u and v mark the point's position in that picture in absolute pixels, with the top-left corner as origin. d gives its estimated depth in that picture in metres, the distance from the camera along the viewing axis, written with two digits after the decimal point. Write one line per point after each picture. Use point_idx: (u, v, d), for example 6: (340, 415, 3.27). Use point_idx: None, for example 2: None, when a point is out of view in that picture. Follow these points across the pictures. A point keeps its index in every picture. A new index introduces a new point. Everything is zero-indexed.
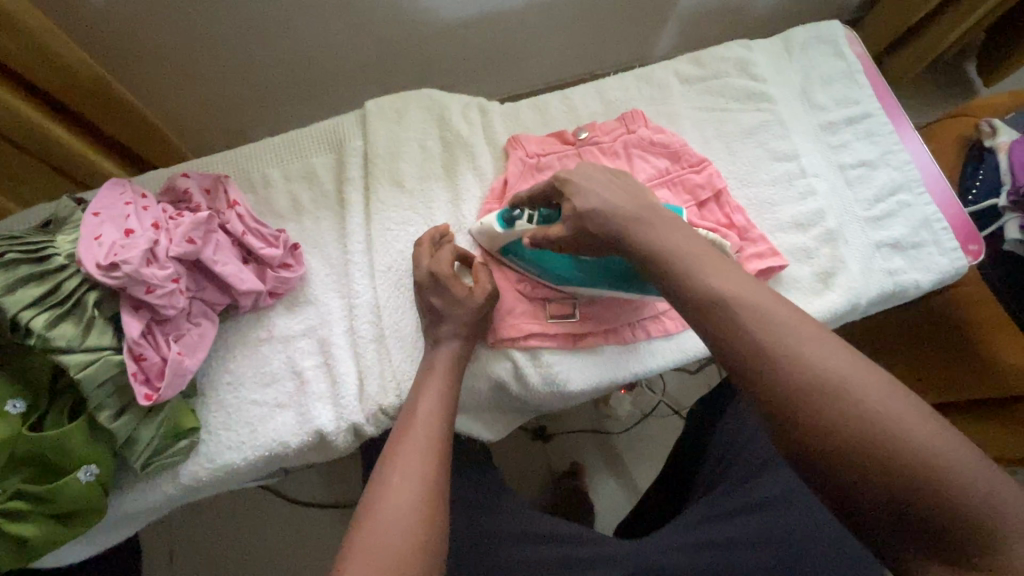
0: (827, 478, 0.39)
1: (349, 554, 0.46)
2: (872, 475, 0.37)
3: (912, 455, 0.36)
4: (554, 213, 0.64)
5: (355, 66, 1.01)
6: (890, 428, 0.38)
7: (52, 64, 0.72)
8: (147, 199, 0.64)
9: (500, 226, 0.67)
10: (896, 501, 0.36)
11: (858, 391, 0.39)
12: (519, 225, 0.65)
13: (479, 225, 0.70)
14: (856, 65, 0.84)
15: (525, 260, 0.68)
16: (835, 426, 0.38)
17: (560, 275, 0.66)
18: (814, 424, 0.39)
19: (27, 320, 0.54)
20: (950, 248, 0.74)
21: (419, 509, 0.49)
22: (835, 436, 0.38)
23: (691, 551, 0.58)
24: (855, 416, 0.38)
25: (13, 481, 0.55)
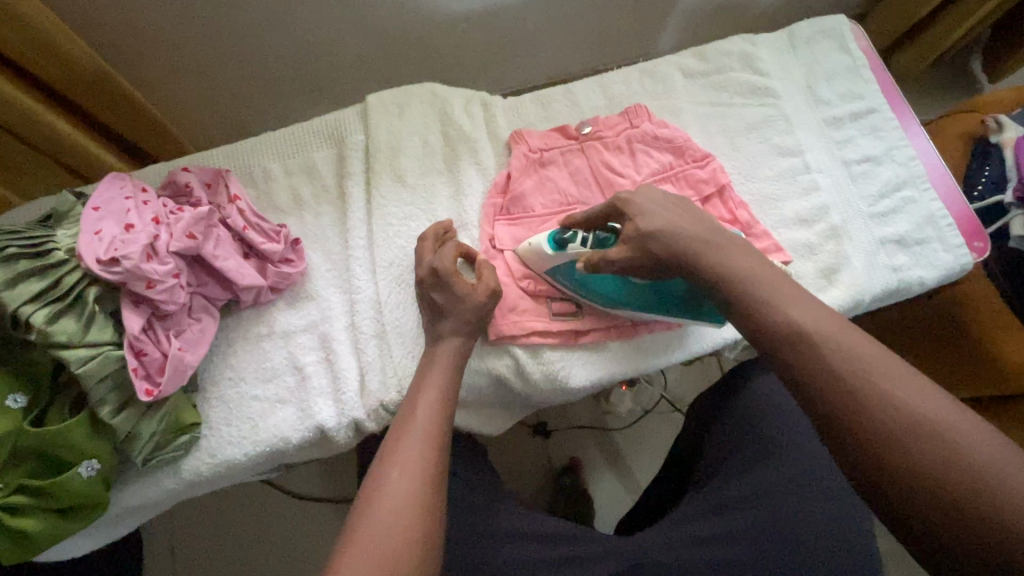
0: (862, 468, 0.41)
1: (350, 545, 0.46)
2: (911, 473, 0.38)
3: (952, 456, 0.38)
4: (609, 237, 0.63)
5: (357, 61, 1.00)
6: (932, 430, 0.39)
7: (50, 56, 0.71)
8: (147, 193, 0.64)
9: (552, 247, 0.65)
10: (935, 500, 0.37)
11: (894, 393, 0.41)
12: (573, 248, 0.64)
13: (526, 244, 0.68)
14: (862, 59, 0.83)
15: (575, 283, 0.66)
16: (875, 425, 0.40)
17: (613, 297, 0.66)
18: (854, 422, 0.41)
19: (27, 314, 0.54)
20: (955, 245, 0.74)
21: (419, 503, 0.49)
22: (874, 433, 0.40)
23: (683, 549, 0.58)
24: (893, 416, 0.40)
25: (15, 476, 0.55)
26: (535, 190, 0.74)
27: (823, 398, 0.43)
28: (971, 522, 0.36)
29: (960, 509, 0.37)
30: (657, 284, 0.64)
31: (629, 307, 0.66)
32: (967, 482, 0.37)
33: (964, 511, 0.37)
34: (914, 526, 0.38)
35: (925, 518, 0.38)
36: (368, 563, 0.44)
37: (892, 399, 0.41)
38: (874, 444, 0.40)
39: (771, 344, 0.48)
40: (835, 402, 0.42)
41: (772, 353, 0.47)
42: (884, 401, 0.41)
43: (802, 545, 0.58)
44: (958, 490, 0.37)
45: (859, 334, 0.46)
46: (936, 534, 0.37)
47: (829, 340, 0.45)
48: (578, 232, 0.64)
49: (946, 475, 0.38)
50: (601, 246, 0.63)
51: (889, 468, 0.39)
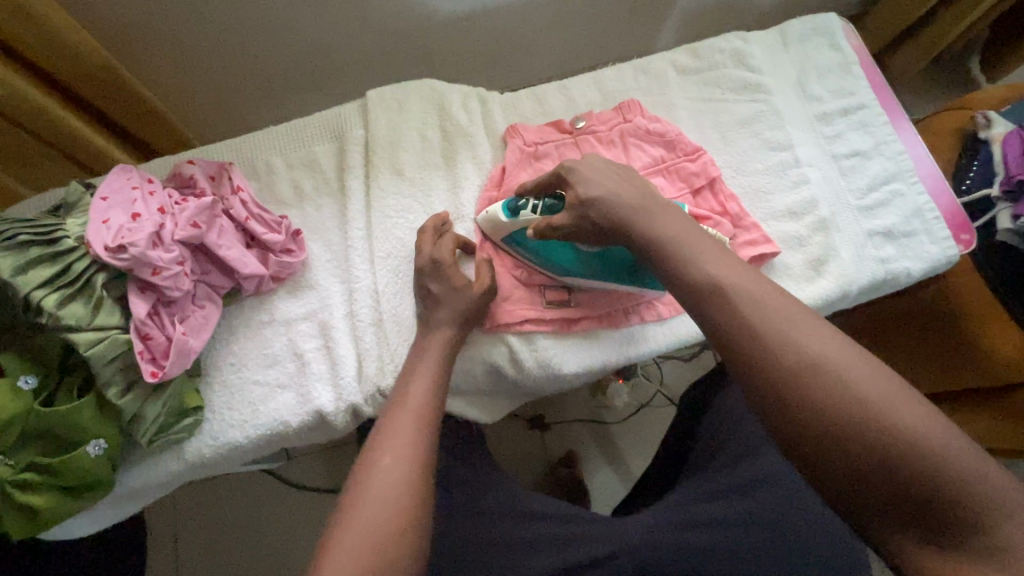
0: (815, 463, 0.40)
1: (340, 525, 0.49)
2: (815, 413, 0.40)
3: (849, 395, 0.40)
4: (557, 203, 0.65)
5: (359, 59, 1.02)
6: (830, 371, 0.41)
7: (61, 51, 0.74)
8: (153, 184, 0.66)
9: (505, 215, 0.68)
10: (835, 437, 0.39)
11: (798, 337, 0.43)
12: (524, 215, 0.66)
13: (484, 214, 0.71)
14: (852, 56, 0.84)
15: (527, 248, 0.70)
16: (781, 369, 0.42)
17: (561, 265, 0.68)
18: (763, 369, 0.42)
19: (38, 299, 0.56)
20: (940, 237, 0.75)
21: (410, 483, 0.51)
22: (782, 378, 0.41)
23: (676, 529, 0.60)
24: (797, 359, 0.42)
25: (26, 454, 0.57)
26: (529, 182, 0.75)
27: (739, 348, 0.44)
28: (865, 455, 0.38)
29: (854, 443, 0.39)
30: (601, 252, 0.68)
31: (577, 275, 0.69)
32: (862, 418, 0.39)
33: (857, 445, 0.38)
34: (816, 463, 0.40)
35: (825, 455, 0.39)
36: (356, 541, 0.47)
37: (796, 344, 0.42)
38: (782, 388, 0.41)
39: (694, 304, 0.48)
40: (747, 350, 0.43)
41: (699, 317, 0.48)
42: (790, 345, 0.42)
43: (787, 531, 0.60)
44: (854, 426, 0.39)
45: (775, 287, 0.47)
46: (836, 469, 0.39)
47: (746, 291, 0.46)
48: (530, 200, 0.67)
49: (868, 445, 0.38)
50: (549, 213, 0.65)
51: (796, 410, 0.41)
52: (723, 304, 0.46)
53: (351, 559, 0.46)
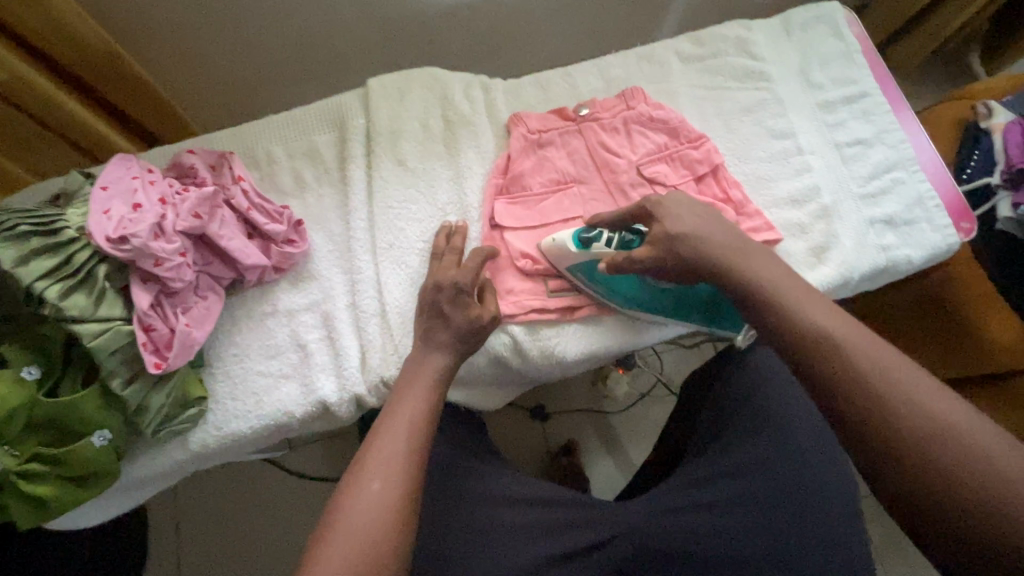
0: (883, 480, 0.41)
1: (339, 500, 0.49)
2: (928, 478, 0.39)
3: (969, 462, 0.38)
4: (633, 238, 0.66)
5: (359, 48, 1.01)
6: (948, 434, 0.39)
7: (63, 35, 0.73)
8: (153, 174, 0.65)
9: (576, 246, 0.67)
10: (949, 506, 0.38)
11: (911, 395, 0.41)
12: (597, 247, 0.66)
13: (549, 240, 0.69)
14: (855, 45, 0.84)
15: (599, 283, 0.69)
16: (886, 428, 0.41)
17: (632, 299, 0.69)
18: (845, 395, 0.43)
19: (40, 290, 0.56)
20: (942, 225, 0.76)
21: (409, 463, 0.52)
22: (891, 438, 0.41)
23: (673, 513, 0.62)
24: (911, 419, 0.41)
25: (31, 445, 0.57)
26: (534, 171, 0.75)
27: (840, 400, 0.44)
28: (986, 529, 0.37)
29: (975, 515, 0.37)
30: (678, 290, 0.70)
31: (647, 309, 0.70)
32: (984, 491, 0.37)
33: (977, 519, 0.37)
34: (929, 529, 0.39)
35: (930, 510, 0.39)
36: (358, 522, 0.47)
37: (907, 401, 0.41)
38: (891, 448, 0.41)
39: (792, 348, 0.48)
40: (851, 405, 0.43)
41: None
42: (902, 406, 0.41)
43: (790, 514, 0.60)
44: (973, 499, 0.37)
45: (875, 334, 0.46)
46: (951, 538, 0.38)
47: (849, 337, 0.46)
48: (604, 231, 0.67)
49: (943, 472, 0.39)
50: (626, 247, 0.66)
51: (905, 474, 0.40)
52: (819, 342, 0.46)
53: (350, 541, 0.46)
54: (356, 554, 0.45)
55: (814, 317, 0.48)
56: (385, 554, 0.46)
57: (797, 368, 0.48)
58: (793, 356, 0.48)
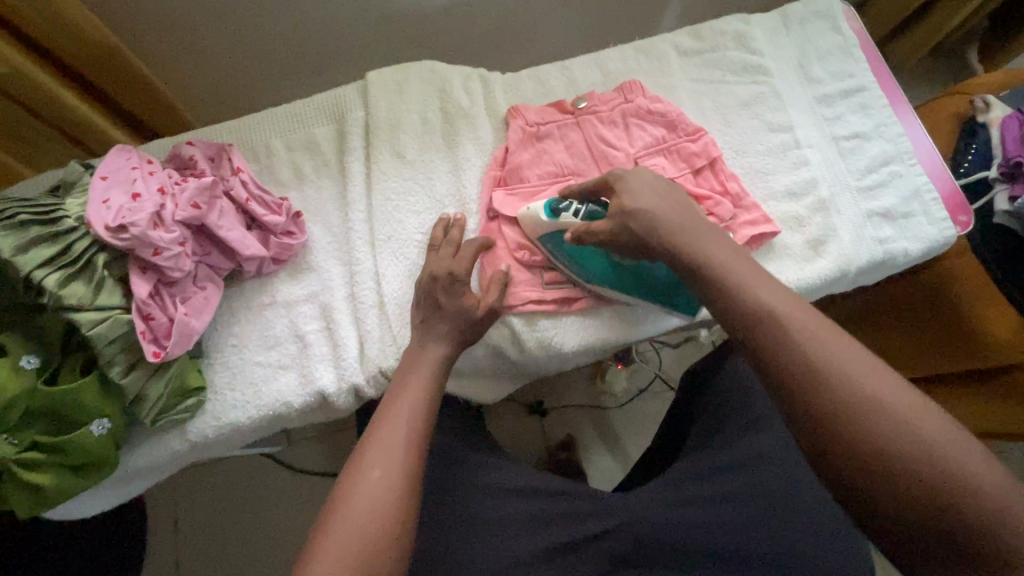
0: (863, 497, 0.40)
1: (342, 489, 0.49)
2: (870, 460, 0.40)
3: (909, 443, 0.39)
4: (599, 210, 0.65)
5: (359, 41, 1.02)
6: (888, 416, 0.40)
7: (62, 29, 0.73)
8: (153, 164, 0.66)
9: (546, 215, 0.67)
10: (891, 487, 0.39)
11: (852, 377, 0.42)
12: (564, 217, 0.66)
13: (525, 208, 0.70)
14: (853, 39, 0.85)
15: (560, 251, 0.69)
16: (831, 411, 0.41)
17: (590, 271, 0.68)
18: (819, 411, 0.42)
19: (39, 278, 0.56)
20: (938, 218, 0.76)
21: (408, 453, 0.52)
22: (835, 421, 0.41)
23: (674, 506, 0.61)
24: (855, 402, 0.41)
25: (30, 433, 0.57)
26: (533, 163, 0.76)
27: (786, 383, 0.44)
28: (923, 507, 0.38)
29: (914, 494, 0.38)
30: (636, 267, 0.68)
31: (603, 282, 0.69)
32: (922, 470, 0.38)
33: (916, 498, 0.38)
34: (869, 509, 0.40)
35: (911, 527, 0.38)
36: (358, 511, 0.47)
37: (864, 396, 0.41)
38: (871, 467, 0.39)
39: (740, 330, 0.48)
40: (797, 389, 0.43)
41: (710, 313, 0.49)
42: (844, 387, 0.42)
43: (782, 509, 0.60)
44: (913, 479, 0.38)
45: (818, 313, 0.46)
46: (890, 517, 0.39)
47: (794, 317, 0.45)
48: (573, 203, 0.66)
49: (923, 490, 0.38)
50: (591, 219, 0.65)
51: (849, 456, 0.40)
52: (764, 324, 0.46)
53: (350, 529, 0.46)
54: (356, 543, 0.46)
55: (761, 298, 0.48)
56: (385, 541, 0.47)
57: (744, 349, 0.47)
58: (741, 339, 0.48)
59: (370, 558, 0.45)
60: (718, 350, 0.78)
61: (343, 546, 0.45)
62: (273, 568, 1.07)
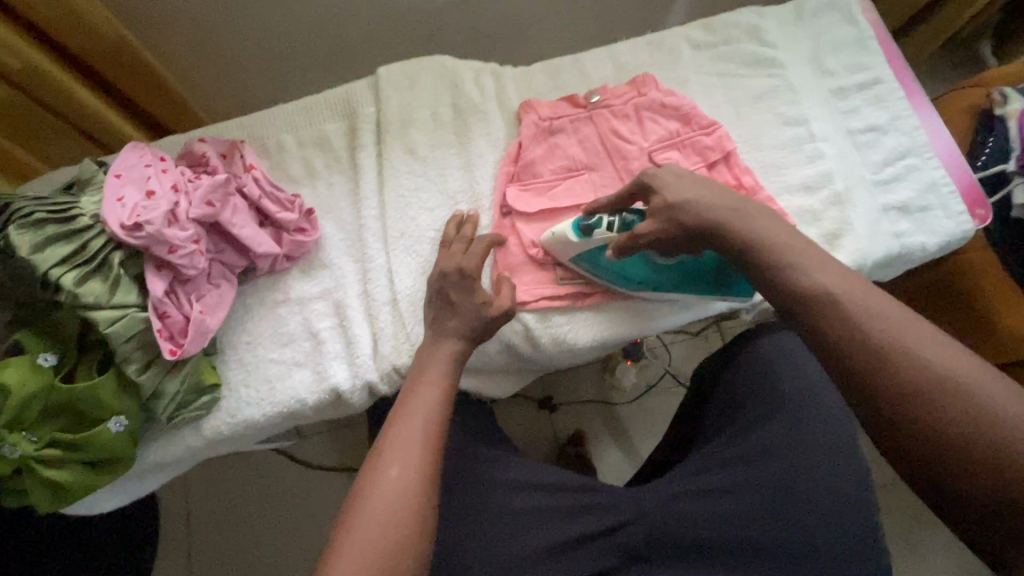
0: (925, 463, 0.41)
1: (360, 486, 0.49)
2: (936, 433, 0.40)
3: (976, 416, 0.40)
4: (633, 218, 0.65)
5: (368, 36, 1.01)
6: (954, 389, 0.41)
7: (75, 25, 0.73)
8: (166, 162, 0.66)
9: (577, 234, 0.65)
10: (958, 460, 0.39)
11: (918, 353, 0.43)
12: (599, 233, 0.65)
13: (549, 233, 0.68)
14: (868, 30, 0.83)
15: (602, 268, 0.68)
16: (895, 385, 0.42)
17: (638, 280, 0.68)
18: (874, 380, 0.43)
19: (56, 277, 0.56)
20: (956, 212, 0.75)
21: (428, 447, 0.52)
22: (898, 396, 0.42)
23: (690, 496, 0.62)
24: (919, 377, 0.42)
25: (49, 430, 0.57)
26: (545, 158, 0.75)
27: (846, 363, 0.45)
28: (996, 479, 0.38)
29: (978, 460, 0.39)
30: (681, 263, 0.67)
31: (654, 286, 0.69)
32: (991, 441, 0.39)
33: (988, 469, 0.38)
34: (936, 483, 0.41)
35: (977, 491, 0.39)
36: (380, 508, 0.48)
37: (918, 363, 0.43)
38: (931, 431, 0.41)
39: (800, 313, 0.49)
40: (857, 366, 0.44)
41: None
42: (906, 362, 0.43)
43: (799, 501, 0.60)
44: (983, 450, 0.39)
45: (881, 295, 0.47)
46: (959, 491, 0.40)
47: (854, 297, 0.47)
48: (603, 216, 0.65)
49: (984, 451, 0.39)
50: (628, 229, 0.64)
51: (915, 429, 0.41)
52: (824, 306, 0.48)
53: (373, 526, 0.47)
54: (379, 540, 0.46)
55: (819, 281, 0.49)
56: (408, 536, 0.47)
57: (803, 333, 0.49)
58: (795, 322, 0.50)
59: (392, 554, 0.46)
60: (738, 337, 0.75)
61: (365, 542, 0.46)
62: (285, 563, 1.08)
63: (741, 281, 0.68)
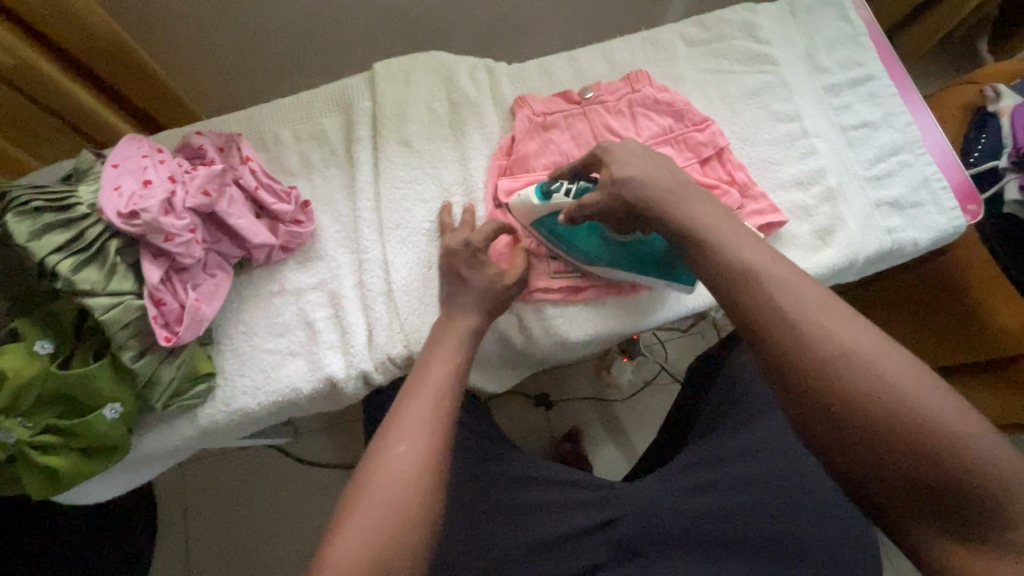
0: (837, 449, 0.40)
1: (370, 462, 0.49)
2: (849, 415, 0.40)
3: (886, 396, 0.39)
4: (590, 185, 0.65)
5: (365, 32, 1.02)
6: (874, 378, 0.40)
7: (69, 21, 0.74)
8: (163, 153, 0.66)
9: (537, 197, 0.67)
10: (869, 443, 0.39)
11: (832, 334, 0.42)
12: (557, 198, 0.65)
13: (516, 196, 0.69)
14: (861, 28, 0.84)
15: (554, 233, 0.68)
16: (812, 368, 0.42)
17: (585, 250, 0.68)
18: (797, 364, 0.42)
19: (53, 263, 0.57)
20: (948, 207, 0.75)
21: (436, 427, 0.51)
22: (818, 383, 0.41)
23: (682, 492, 0.62)
24: (833, 358, 0.41)
25: (44, 416, 0.58)
26: (538, 152, 0.76)
27: (767, 347, 0.44)
28: (903, 459, 0.38)
29: (890, 443, 0.38)
30: (631, 242, 0.67)
31: (599, 260, 0.68)
32: (900, 422, 0.38)
33: (896, 450, 0.38)
34: (848, 466, 0.40)
35: (888, 475, 0.39)
36: (385, 490, 0.47)
37: (839, 348, 0.41)
38: (845, 416, 0.40)
39: (731, 299, 0.47)
40: (776, 349, 0.43)
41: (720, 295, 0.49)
42: (823, 344, 0.42)
43: (789, 497, 0.60)
44: (891, 431, 0.38)
45: (806, 277, 0.46)
46: (869, 473, 0.39)
47: (777, 277, 0.46)
48: (564, 182, 0.66)
49: (895, 435, 0.38)
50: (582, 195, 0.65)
51: (829, 413, 0.41)
52: (749, 287, 0.46)
53: (380, 499, 0.46)
54: (382, 520, 0.45)
55: (750, 264, 0.47)
56: (412, 513, 0.46)
57: (733, 320, 0.47)
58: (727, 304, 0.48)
59: (397, 531, 0.45)
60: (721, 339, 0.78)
61: (368, 524, 0.45)
62: (282, 557, 1.08)
63: (681, 266, 0.67)
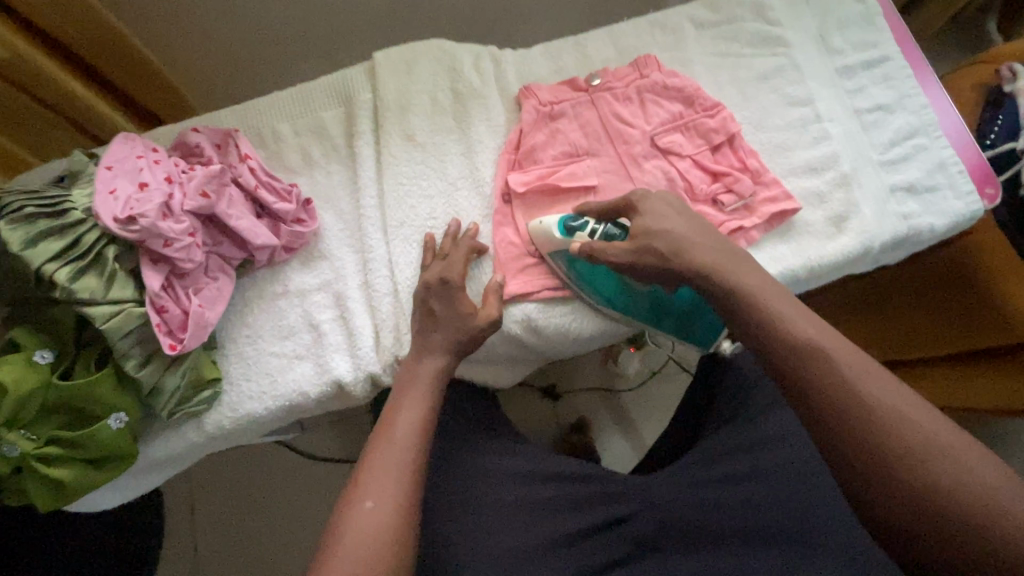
0: (876, 502, 0.41)
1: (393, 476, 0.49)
2: (873, 462, 0.41)
3: (905, 441, 0.41)
4: (619, 232, 0.64)
5: (363, 17, 0.99)
6: (912, 436, 0.41)
7: (55, 8, 0.71)
8: (158, 153, 0.64)
9: (561, 233, 0.66)
10: (892, 489, 0.40)
11: (857, 384, 0.44)
12: (581, 237, 0.65)
13: (537, 223, 0.68)
14: (876, 7, 0.81)
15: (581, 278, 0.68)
16: (841, 412, 0.43)
17: (613, 298, 0.69)
18: (832, 414, 0.44)
19: (50, 272, 0.55)
20: (965, 192, 0.74)
21: None
22: (859, 434, 0.42)
23: (701, 487, 0.61)
24: (892, 428, 0.41)
25: (48, 428, 0.56)
26: (546, 144, 0.74)
27: (805, 398, 0.45)
28: (925, 507, 0.39)
29: (927, 501, 0.39)
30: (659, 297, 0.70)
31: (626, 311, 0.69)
32: (933, 479, 0.39)
33: (925, 502, 0.39)
34: (892, 529, 0.41)
35: (928, 534, 0.39)
36: None
37: (870, 401, 0.43)
38: (883, 469, 0.41)
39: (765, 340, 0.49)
40: (807, 394, 0.45)
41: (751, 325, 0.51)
42: (855, 395, 0.43)
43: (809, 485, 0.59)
44: (917, 479, 0.39)
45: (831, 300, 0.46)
46: (901, 524, 0.40)
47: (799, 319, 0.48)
48: (591, 221, 0.65)
49: (932, 493, 0.39)
50: (608, 239, 0.64)
51: (859, 458, 0.42)
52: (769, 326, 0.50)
53: None
54: None
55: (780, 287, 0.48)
56: None
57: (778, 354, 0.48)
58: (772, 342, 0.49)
59: None
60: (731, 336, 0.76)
61: None
62: (292, 552, 1.08)
63: (714, 314, 0.71)
